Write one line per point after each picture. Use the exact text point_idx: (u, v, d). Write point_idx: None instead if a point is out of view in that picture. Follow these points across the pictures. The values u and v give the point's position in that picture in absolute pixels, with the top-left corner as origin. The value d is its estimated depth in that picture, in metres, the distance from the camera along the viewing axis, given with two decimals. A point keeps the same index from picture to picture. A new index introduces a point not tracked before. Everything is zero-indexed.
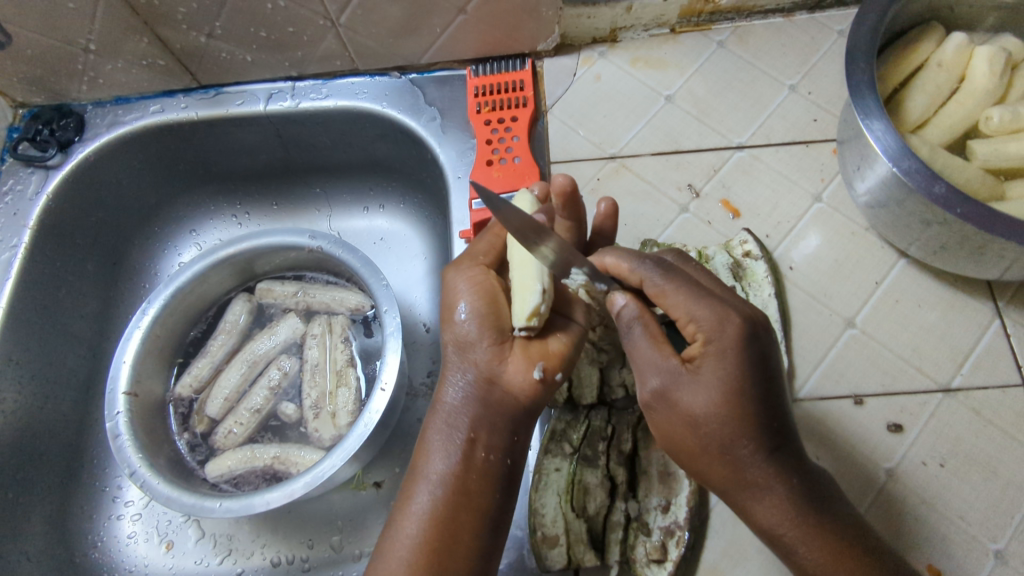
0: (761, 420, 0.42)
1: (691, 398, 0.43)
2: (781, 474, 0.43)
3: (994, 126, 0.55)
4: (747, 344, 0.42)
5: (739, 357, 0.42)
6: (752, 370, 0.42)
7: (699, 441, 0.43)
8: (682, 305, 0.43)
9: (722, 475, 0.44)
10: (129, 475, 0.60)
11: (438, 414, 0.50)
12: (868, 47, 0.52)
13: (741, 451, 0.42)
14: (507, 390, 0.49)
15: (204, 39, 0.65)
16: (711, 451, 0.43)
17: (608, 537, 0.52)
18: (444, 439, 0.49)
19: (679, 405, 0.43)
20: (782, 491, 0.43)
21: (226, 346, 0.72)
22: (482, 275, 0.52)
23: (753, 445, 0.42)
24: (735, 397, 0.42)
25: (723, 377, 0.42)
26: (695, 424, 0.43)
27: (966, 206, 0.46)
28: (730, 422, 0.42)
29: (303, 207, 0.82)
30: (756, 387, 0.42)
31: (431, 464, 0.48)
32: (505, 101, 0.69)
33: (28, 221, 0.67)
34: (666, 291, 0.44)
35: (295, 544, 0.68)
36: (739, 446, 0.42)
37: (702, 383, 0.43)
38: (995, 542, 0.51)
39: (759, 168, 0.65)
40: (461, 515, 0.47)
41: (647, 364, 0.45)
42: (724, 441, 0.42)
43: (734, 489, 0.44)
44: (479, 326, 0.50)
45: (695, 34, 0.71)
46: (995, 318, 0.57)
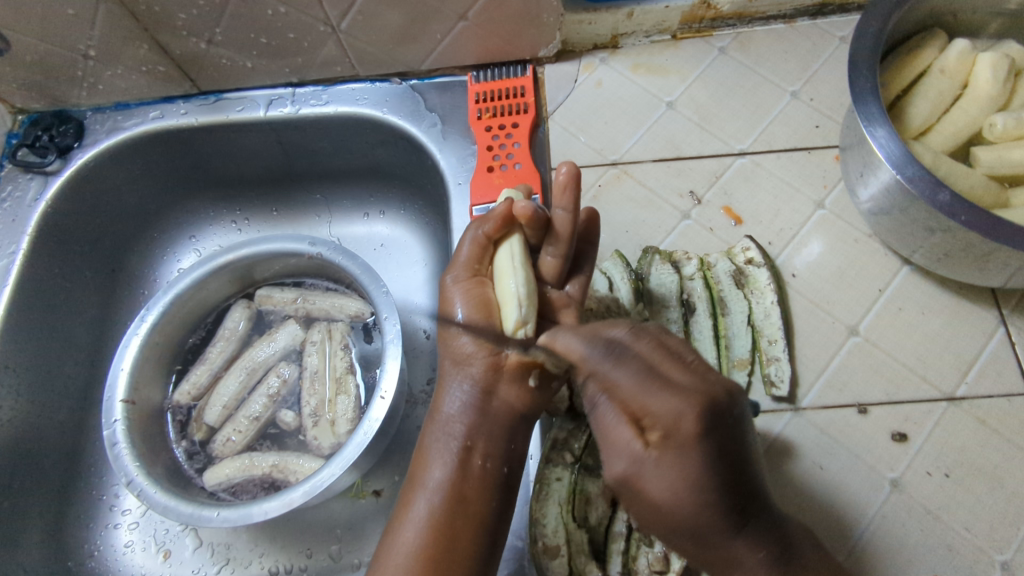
0: (731, 506, 0.37)
1: (653, 486, 0.37)
2: (759, 550, 0.38)
3: (998, 132, 0.54)
4: (709, 436, 0.35)
5: (701, 449, 0.35)
6: (715, 459, 0.36)
7: (669, 531, 0.38)
8: (652, 418, 0.36)
9: (694, 556, 0.39)
10: (126, 484, 0.59)
11: (437, 423, 0.50)
12: (871, 54, 0.51)
13: (716, 536, 0.37)
14: (503, 401, 0.49)
15: (204, 45, 0.65)
16: (687, 538, 0.38)
17: (609, 547, 0.51)
18: (442, 448, 0.49)
19: (645, 498, 0.37)
20: (760, 566, 0.38)
21: (225, 353, 0.71)
22: (479, 286, 0.51)
23: (726, 532, 0.37)
24: (706, 489, 0.36)
25: (688, 470, 0.36)
26: (664, 518, 0.37)
27: (970, 214, 0.46)
28: (699, 516, 0.36)
29: (303, 213, 0.81)
30: (723, 479, 0.36)
31: (429, 472, 0.49)
32: (506, 107, 0.68)
33: (27, 227, 0.67)
34: (629, 382, 0.37)
35: (294, 553, 0.67)
36: (714, 535, 0.37)
37: (663, 474, 0.36)
38: (1001, 554, 0.50)
39: (761, 175, 0.65)
40: (459, 524, 0.47)
41: (615, 443, 0.39)
42: (697, 530, 0.37)
43: (716, 568, 0.39)
44: (476, 338, 0.49)
45: (697, 40, 0.70)
46: (999, 326, 0.57)
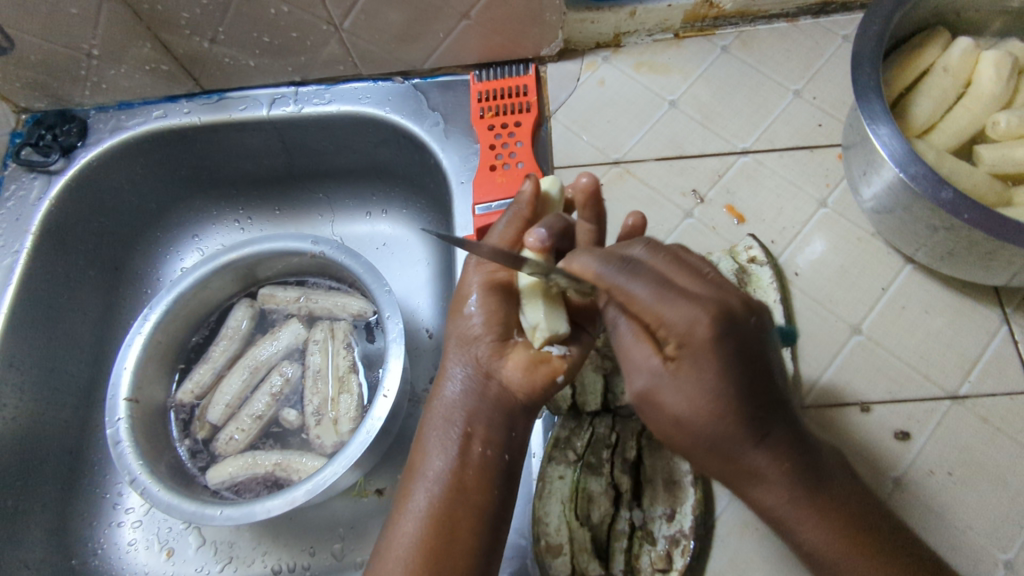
0: (750, 413, 0.39)
1: (672, 397, 0.39)
2: (783, 464, 0.40)
3: (1001, 130, 0.54)
4: (726, 339, 0.38)
5: (717, 353, 0.37)
6: (733, 357, 0.38)
7: (693, 442, 0.40)
8: (658, 319, 0.38)
9: (718, 469, 0.41)
10: (130, 482, 0.60)
11: (436, 409, 0.50)
12: (874, 52, 0.51)
13: (738, 446, 0.39)
14: (503, 385, 0.49)
15: (207, 44, 0.65)
16: (708, 450, 0.40)
17: (612, 546, 0.51)
18: (442, 435, 0.48)
19: (663, 408, 0.40)
20: (781, 476, 0.40)
21: (228, 351, 0.71)
22: (499, 270, 0.52)
23: (750, 441, 0.39)
24: (721, 399, 0.38)
25: (704, 376, 0.38)
26: (682, 424, 0.40)
27: (973, 212, 0.46)
28: (720, 423, 0.39)
29: (305, 212, 0.81)
30: (744, 386, 0.38)
31: (428, 462, 0.48)
32: (508, 106, 0.68)
33: (30, 226, 0.67)
34: (635, 293, 0.39)
35: (296, 552, 0.67)
36: (735, 443, 0.39)
37: (682, 382, 0.39)
38: (1004, 553, 0.50)
39: (764, 173, 0.65)
40: (459, 515, 0.46)
41: (631, 360, 0.41)
42: (719, 439, 0.39)
43: (738, 482, 0.41)
44: (485, 319, 0.50)
45: (699, 39, 0.70)
46: (1002, 325, 0.57)
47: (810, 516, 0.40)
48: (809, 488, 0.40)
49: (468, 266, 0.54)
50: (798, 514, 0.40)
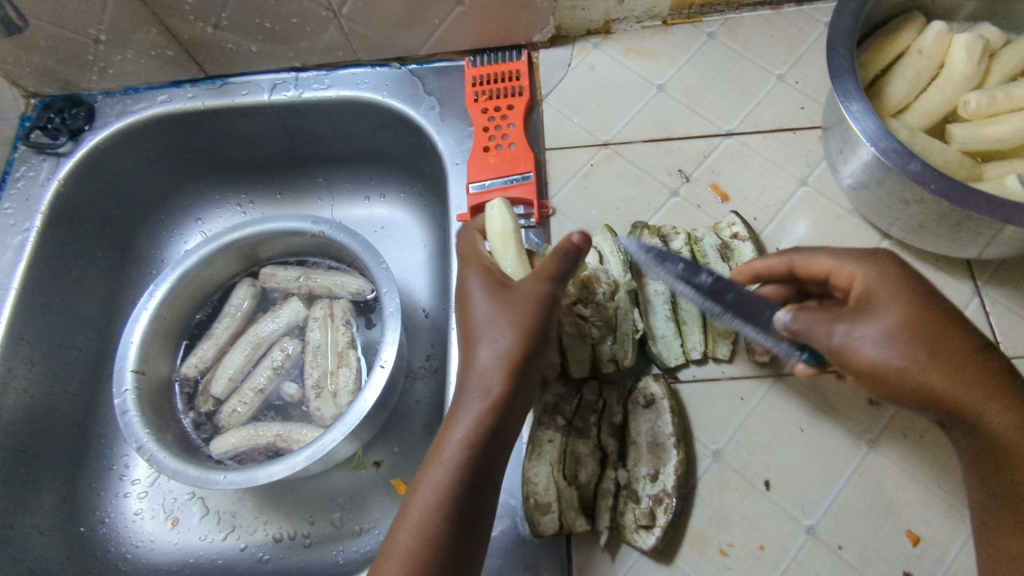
0: (956, 349, 0.41)
1: (874, 347, 0.42)
2: (1008, 400, 0.41)
3: (971, 110, 0.56)
4: (908, 281, 0.44)
5: (908, 272, 0.45)
6: (923, 293, 0.43)
7: (920, 363, 0.41)
8: (841, 266, 0.47)
9: (956, 403, 0.41)
10: (136, 449, 0.62)
11: (478, 385, 0.46)
12: (849, 32, 0.54)
13: (959, 387, 0.41)
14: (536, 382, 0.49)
15: (211, 29, 0.68)
16: (943, 364, 0.41)
17: (598, 504, 0.53)
18: (482, 421, 0.45)
19: (878, 328, 0.42)
20: (1002, 416, 0.41)
21: (230, 329, 0.74)
22: (547, 262, 0.50)
23: (973, 353, 0.42)
24: (934, 309, 0.42)
25: (897, 286, 0.43)
26: (911, 337, 0.41)
27: (940, 183, 0.48)
28: (934, 332, 0.42)
29: (306, 196, 0.84)
30: (945, 302, 0.43)
31: (458, 433, 0.45)
32: (501, 90, 0.71)
33: (40, 206, 0.70)
34: (808, 256, 0.50)
35: (297, 521, 0.69)
36: (955, 386, 0.41)
37: (884, 317, 0.42)
38: None
39: (747, 154, 0.67)
40: (474, 494, 0.44)
41: (825, 329, 0.43)
42: (948, 360, 0.41)
43: (975, 414, 0.41)
44: (536, 310, 0.48)
45: (686, 26, 0.73)
46: (974, 297, 0.59)
47: None
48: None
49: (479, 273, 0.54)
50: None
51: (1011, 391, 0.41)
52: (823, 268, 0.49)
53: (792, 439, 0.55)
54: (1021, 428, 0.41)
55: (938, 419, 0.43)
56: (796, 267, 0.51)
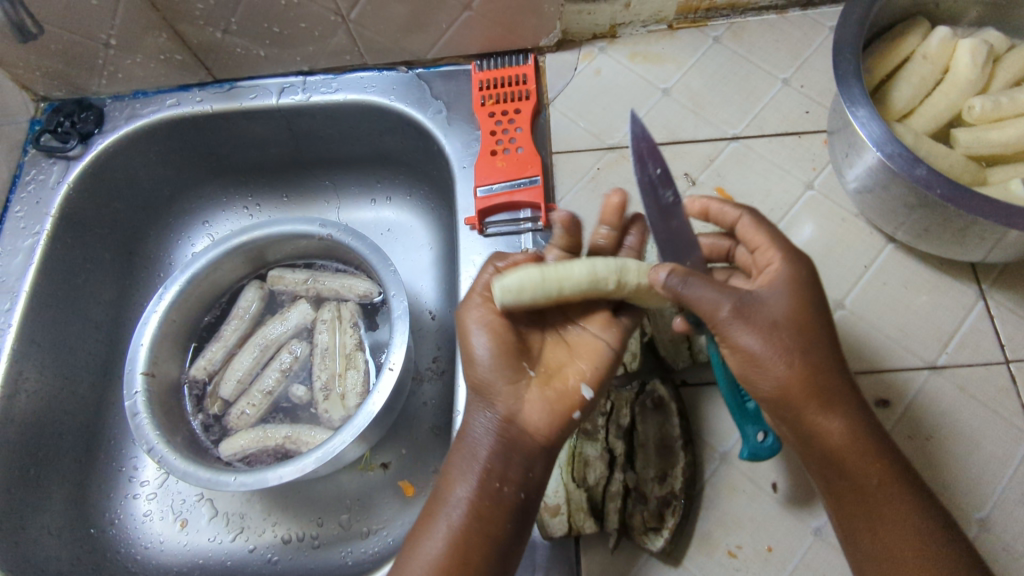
0: (820, 348, 0.45)
1: (753, 335, 0.44)
2: (850, 404, 0.45)
3: (976, 114, 0.57)
4: (802, 280, 0.46)
5: (812, 278, 0.46)
6: (808, 292, 0.46)
7: (781, 349, 0.44)
8: (768, 248, 0.48)
9: (797, 391, 0.44)
10: (147, 451, 0.63)
11: (460, 449, 0.50)
12: (855, 38, 0.54)
13: (814, 380, 0.44)
14: (524, 427, 0.50)
15: (220, 34, 0.68)
16: (800, 357, 0.44)
17: (607, 506, 0.53)
18: (463, 478, 0.49)
19: (761, 314, 0.44)
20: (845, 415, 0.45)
21: (239, 331, 0.74)
22: (495, 314, 0.52)
23: (826, 357, 0.45)
24: (809, 310, 0.45)
25: (793, 284, 0.46)
26: (777, 326, 0.44)
27: (946, 188, 0.49)
28: (803, 333, 0.44)
29: (313, 199, 0.84)
30: (823, 309, 0.46)
31: (452, 489, 0.49)
32: (508, 94, 0.71)
33: (50, 209, 0.70)
34: (757, 223, 0.50)
35: (305, 522, 0.70)
36: (809, 379, 0.44)
37: (770, 302, 0.45)
38: (977, 511, 0.53)
39: (753, 158, 0.67)
40: (474, 542, 0.47)
41: (707, 298, 0.45)
42: (802, 355, 0.44)
43: (811, 407, 0.44)
44: (495, 363, 0.51)
45: (692, 30, 0.73)
46: (979, 299, 0.59)
47: (863, 446, 0.45)
48: (863, 418, 0.46)
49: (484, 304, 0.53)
50: (854, 443, 0.45)
51: (845, 399, 0.45)
52: (757, 240, 0.49)
53: None
54: (841, 431, 0.45)
55: (767, 404, 0.46)
56: (738, 228, 0.51)
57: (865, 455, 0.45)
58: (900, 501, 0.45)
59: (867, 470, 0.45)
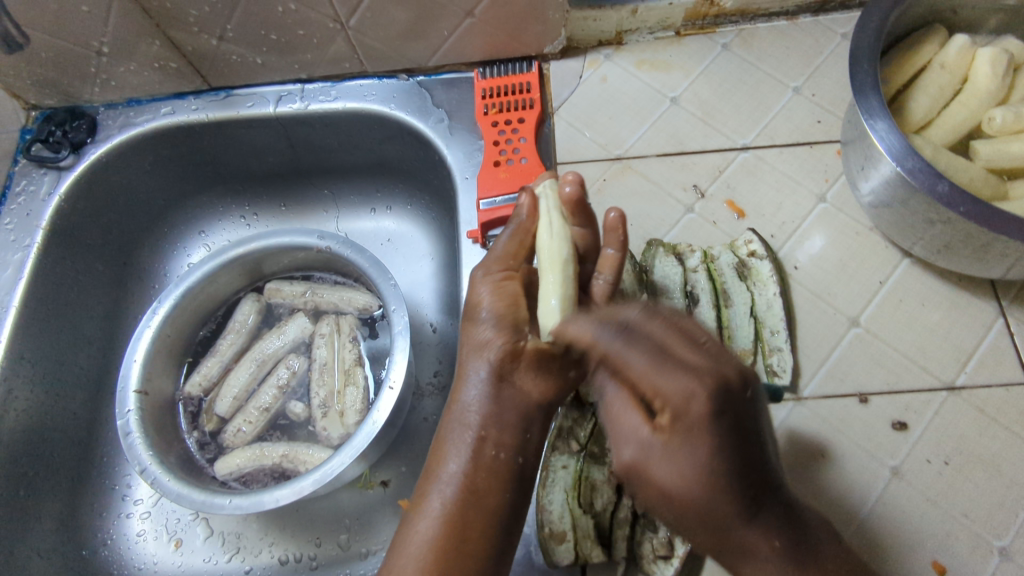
0: (733, 498, 0.37)
1: (663, 476, 0.39)
2: (774, 545, 0.38)
3: (996, 126, 0.55)
4: (720, 418, 0.36)
5: (712, 429, 0.36)
6: (720, 437, 0.36)
7: (681, 514, 0.39)
8: (650, 389, 0.38)
9: (704, 542, 0.40)
10: (139, 472, 0.61)
11: (451, 414, 0.50)
12: (872, 48, 0.52)
13: (730, 526, 0.38)
14: (519, 388, 0.49)
15: (215, 42, 0.66)
16: (698, 521, 0.38)
17: (614, 534, 0.52)
18: (457, 437, 0.49)
19: (651, 476, 0.39)
20: (771, 561, 0.38)
21: (235, 345, 0.72)
22: (509, 280, 0.53)
23: (735, 522, 0.38)
24: (706, 480, 0.37)
25: (694, 439, 0.37)
26: (671, 499, 0.38)
27: (968, 205, 0.47)
28: (712, 501, 0.37)
29: (311, 208, 0.82)
30: (738, 466, 0.37)
31: (444, 464, 0.48)
32: (512, 102, 0.69)
33: (41, 221, 0.68)
34: (628, 353, 0.39)
35: (303, 542, 0.68)
36: (726, 523, 0.38)
37: (673, 457, 0.38)
38: (999, 540, 0.51)
39: (764, 168, 0.66)
40: (472, 518, 0.46)
41: (622, 433, 0.41)
42: (709, 521, 0.38)
43: (727, 555, 0.40)
44: (498, 324, 0.51)
45: (700, 37, 0.72)
46: (998, 317, 0.58)
47: None
48: (799, 566, 0.38)
49: (477, 278, 0.54)
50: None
51: (766, 551, 0.38)
52: (636, 376, 0.39)
53: (813, 465, 0.54)
54: None
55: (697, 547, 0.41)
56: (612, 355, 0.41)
57: None
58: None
59: None
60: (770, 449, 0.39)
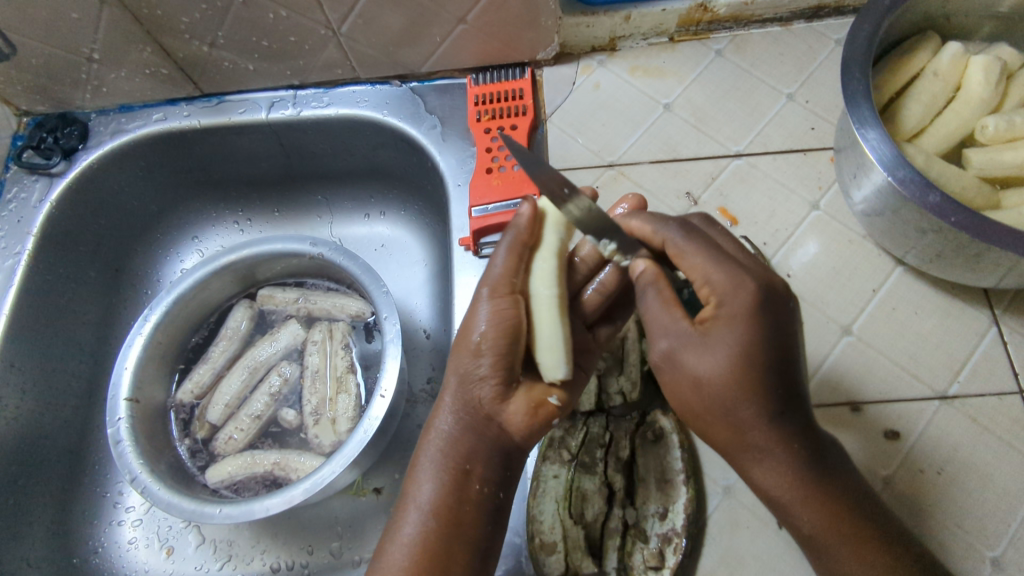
0: (771, 387, 0.42)
1: (699, 360, 0.43)
2: (793, 447, 0.43)
3: (989, 134, 0.55)
4: (764, 312, 0.42)
5: (755, 308, 0.42)
6: (765, 323, 0.42)
7: (701, 398, 0.43)
8: (696, 263, 0.44)
9: (726, 440, 0.44)
10: (130, 481, 0.60)
11: (431, 442, 0.49)
12: (864, 56, 0.52)
13: (753, 420, 0.42)
14: (504, 426, 0.48)
15: (207, 48, 0.66)
16: (717, 417, 0.43)
17: (605, 543, 0.52)
18: (437, 468, 0.47)
19: (684, 367, 0.44)
20: (786, 461, 0.43)
21: (227, 352, 0.72)
22: (513, 306, 0.48)
23: (763, 415, 0.42)
24: (748, 321, 0.42)
25: (736, 316, 0.42)
26: (700, 382, 0.43)
27: (960, 215, 0.46)
28: (733, 386, 0.42)
29: (305, 214, 0.82)
30: (774, 361, 0.42)
31: (422, 495, 0.47)
32: (504, 109, 0.69)
33: (32, 228, 0.68)
34: (682, 243, 0.45)
35: (294, 550, 0.68)
36: (753, 414, 0.42)
37: (712, 343, 0.43)
38: (991, 550, 0.51)
39: (757, 176, 0.65)
40: (449, 551, 0.45)
41: (653, 317, 0.45)
42: (730, 408, 0.43)
43: (741, 457, 0.44)
44: (493, 363, 0.48)
45: (694, 43, 0.71)
46: (992, 325, 0.57)
47: (796, 491, 0.43)
48: (814, 475, 0.43)
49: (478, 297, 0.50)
50: (799, 501, 0.43)
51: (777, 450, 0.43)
52: (684, 249, 0.45)
53: None
54: (778, 482, 0.43)
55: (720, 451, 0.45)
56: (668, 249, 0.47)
57: (800, 496, 0.43)
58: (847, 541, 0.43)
59: (813, 509, 0.43)
60: (802, 370, 0.44)
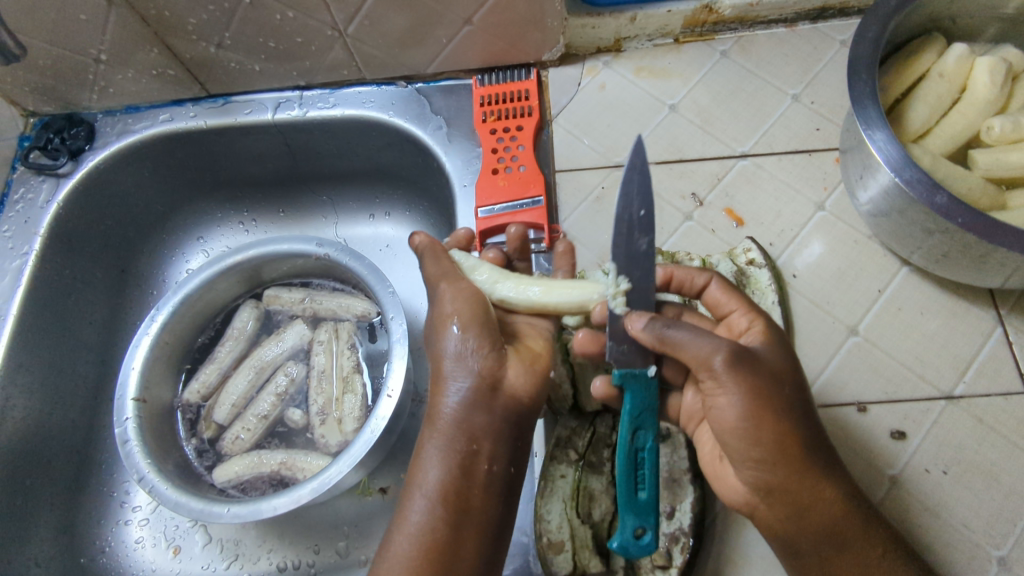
0: (796, 437, 0.43)
1: (728, 425, 0.43)
2: (829, 486, 0.44)
3: (995, 135, 0.55)
4: (755, 368, 0.43)
5: (754, 363, 0.43)
6: (762, 377, 0.43)
7: (748, 462, 0.43)
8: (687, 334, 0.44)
9: (776, 505, 0.44)
10: (138, 480, 0.61)
11: (434, 425, 0.48)
12: (870, 57, 0.52)
13: (793, 470, 0.43)
14: (509, 395, 0.49)
15: (214, 49, 0.66)
16: (768, 480, 0.43)
17: (613, 543, 0.52)
18: (442, 447, 0.47)
19: (723, 433, 0.44)
20: (833, 503, 0.44)
21: (234, 352, 0.72)
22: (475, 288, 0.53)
23: (802, 465, 0.43)
24: (756, 382, 0.42)
25: (744, 378, 0.42)
26: (743, 446, 0.43)
27: (967, 216, 0.47)
28: (769, 442, 0.43)
29: (310, 214, 0.82)
30: (790, 408, 0.43)
31: (428, 475, 0.47)
32: (511, 110, 0.69)
33: (39, 228, 0.68)
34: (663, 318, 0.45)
35: (301, 549, 0.68)
36: (792, 466, 0.43)
37: (730, 411, 0.43)
38: (998, 550, 0.51)
39: (763, 176, 0.66)
40: (461, 532, 0.45)
41: (697, 344, 0.43)
42: (773, 469, 0.43)
43: (791, 518, 0.44)
44: (478, 337, 0.49)
45: (699, 44, 0.72)
46: (997, 326, 0.58)
47: (852, 525, 0.44)
48: (852, 502, 0.45)
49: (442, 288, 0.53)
50: (852, 530, 0.45)
51: (825, 495, 0.44)
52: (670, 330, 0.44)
53: None
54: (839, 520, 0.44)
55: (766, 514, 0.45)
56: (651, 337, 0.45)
57: (855, 527, 0.44)
58: (882, 549, 0.45)
59: (864, 537, 0.45)
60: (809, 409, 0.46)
